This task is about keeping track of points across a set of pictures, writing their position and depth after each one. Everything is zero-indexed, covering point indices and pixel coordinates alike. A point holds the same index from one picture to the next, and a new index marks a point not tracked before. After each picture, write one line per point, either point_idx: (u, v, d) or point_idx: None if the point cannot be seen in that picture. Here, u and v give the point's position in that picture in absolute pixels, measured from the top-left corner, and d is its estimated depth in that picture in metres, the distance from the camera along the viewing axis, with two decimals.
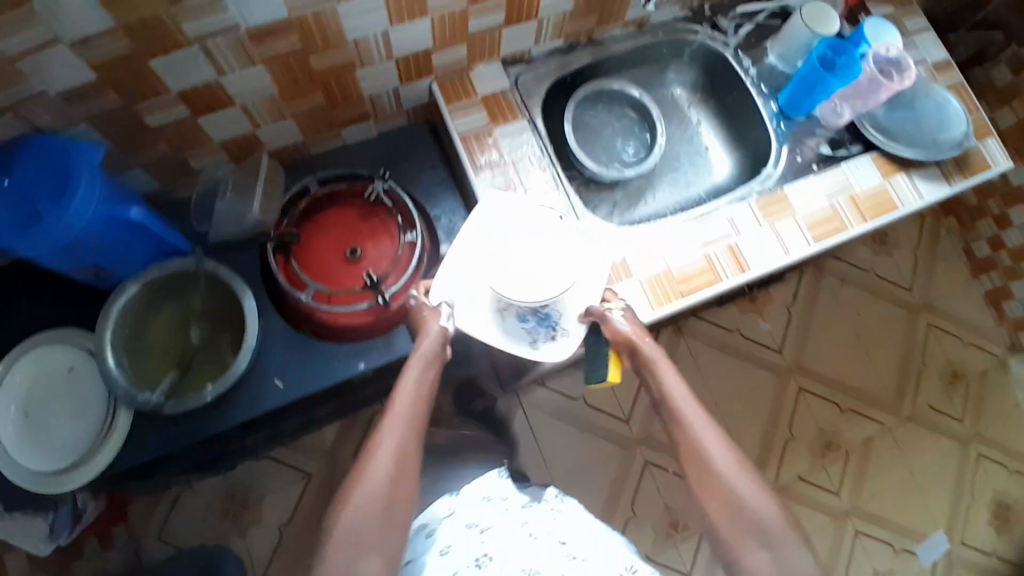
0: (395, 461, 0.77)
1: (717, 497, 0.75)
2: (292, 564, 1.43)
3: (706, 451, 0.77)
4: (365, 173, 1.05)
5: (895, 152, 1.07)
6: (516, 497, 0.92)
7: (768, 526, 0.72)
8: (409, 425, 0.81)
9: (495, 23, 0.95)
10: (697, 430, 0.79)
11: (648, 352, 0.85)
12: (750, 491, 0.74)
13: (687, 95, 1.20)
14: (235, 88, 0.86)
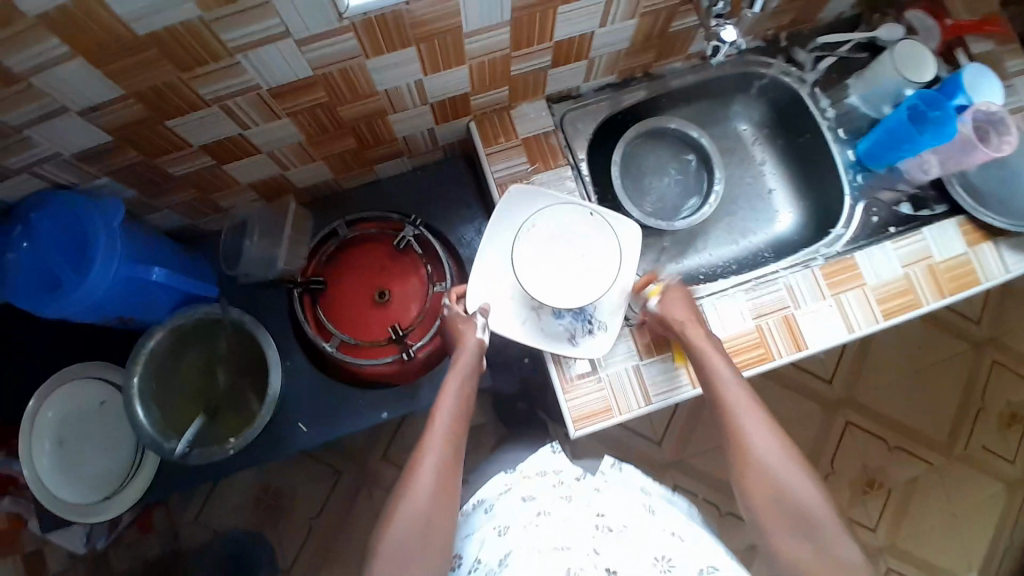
0: (442, 460, 0.79)
1: (768, 492, 0.73)
2: (319, 557, 1.47)
3: (760, 449, 0.75)
4: (396, 217, 1.00)
5: (983, 219, 0.94)
6: (570, 470, 0.92)
7: (823, 529, 0.70)
8: (451, 421, 0.82)
9: (540, 64, 0.87)
10: (748, 424, 0.77)
11: (701, 352, 0.83)
12: (802, 490, 0.72)
13: (753, 132, 1.08)
14: (259, 137, 0.82)
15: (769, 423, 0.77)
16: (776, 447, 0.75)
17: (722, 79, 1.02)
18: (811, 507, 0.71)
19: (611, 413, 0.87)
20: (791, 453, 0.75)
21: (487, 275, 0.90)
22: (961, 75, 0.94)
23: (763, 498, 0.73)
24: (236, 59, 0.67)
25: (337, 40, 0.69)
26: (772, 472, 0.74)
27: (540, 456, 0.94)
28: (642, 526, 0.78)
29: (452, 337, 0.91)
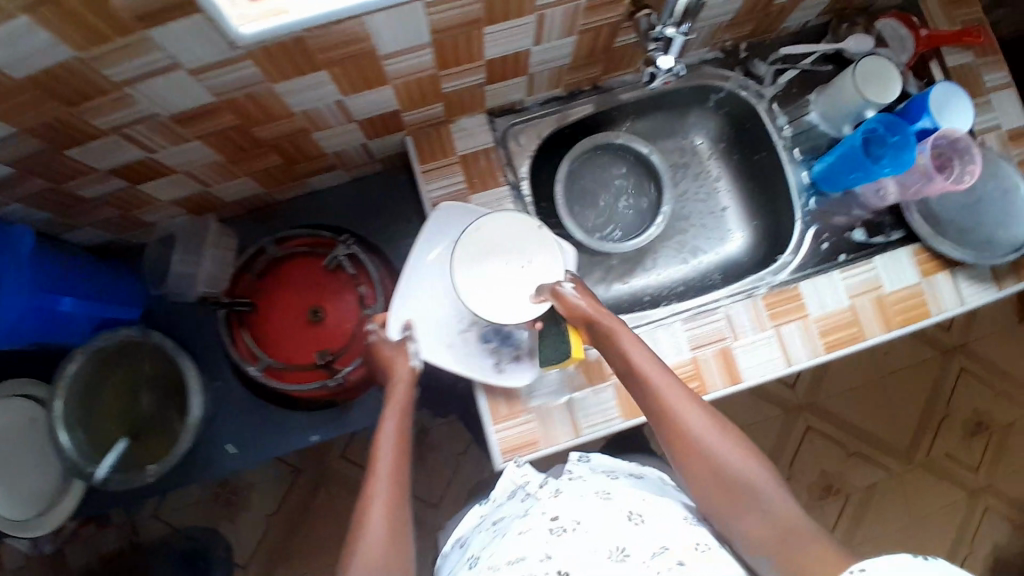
0: (391, 493, 0.71)
1: (706, 470, 0.70)
2: (276, 551, 1.48)
3: (691, 432, 0.71)
4: (328, 235, 0.94)
5: (939, 249, 0.91)
6: (537, 478, 0.80)
7: (763, 495, 0.68)
8: (396, 444, 0.75)
9: (474, 82, 0.82)
10: (677, 408, 0.72)
11: (623, 343, 0.77)
12: (738, 459, 0.70)
13: (710, 147, 1.03)
14: (172, 159, 0.78)
15: (700, 405, 0.73)
16: (708, 425, 0.71)
17: (674, 93, 0.97)
18: (753, 475, 0.69)
19: (537, 445, 0.86)
20: (725, 425, 0.72)
21: (417, 293, 0.87)
22: (928, 96, 0.87)
23: (703, 475, 0.70)
24: (127, 90, 0.64)
25: (236, 67, 0.65)
26: (706, 448, 0.70)
27: (504, 476, 0.83)
28: (600, 519, 0.69)
29: (383, 368, 0.84)
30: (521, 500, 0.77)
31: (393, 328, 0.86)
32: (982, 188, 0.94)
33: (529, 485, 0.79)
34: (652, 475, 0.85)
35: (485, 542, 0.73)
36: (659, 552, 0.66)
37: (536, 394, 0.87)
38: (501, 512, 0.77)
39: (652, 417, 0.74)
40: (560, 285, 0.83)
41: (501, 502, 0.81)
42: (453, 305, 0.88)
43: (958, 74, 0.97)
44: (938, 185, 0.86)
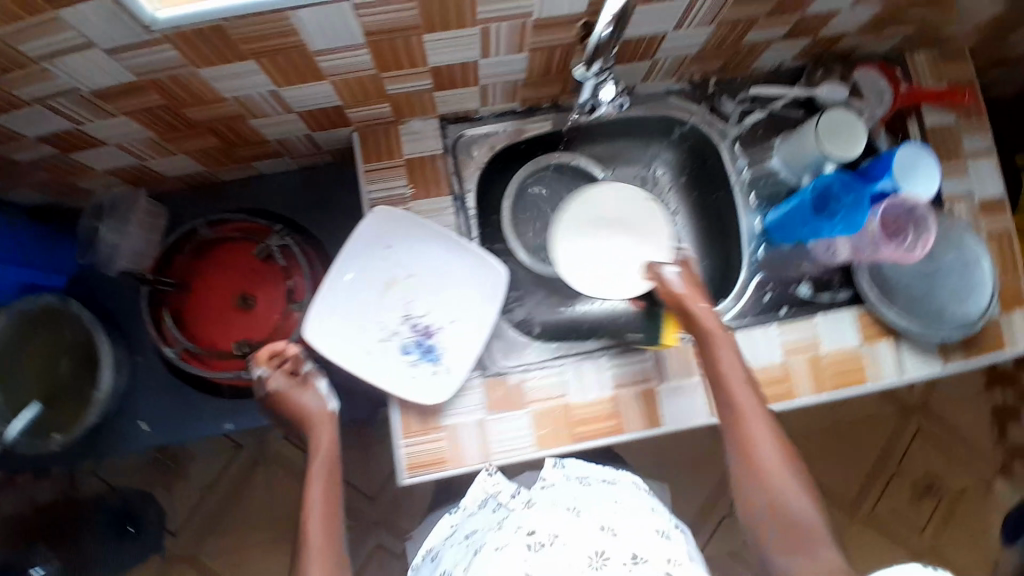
0: (323, 553, 0.73)
1: (762, 490, 0.73)
2: (201, 531, 1.43)
3: (765, 451, 0.74)
4: (263, 223, 0.93)
5: (881, 314, 0.88)
6: (508, 488, 0.82)
7: (805, 526, 0.71)
8: (324, 493, 0.77)
9: (421, 87, 0.79)
10: (754, 429, 0.75)
11: (712, 350, 0.78)
12: (792, 489, 0.73)
13: (670, 180, 1.01)
14: (101, 132, 0.77)
15: (773, 428, 0.75)
16: (776, 450, 0.74)
17: (636, 122, 0.94)
18: (803, 510, 0.72)
19: (444, 465, 0.84)
20: (787, 453, 0.74)
21: (339, 295, 0.85)
22: (892, 156, 0.83)
23: (758, 495, 0.73)
24: (44, 63, 0.63)
25: (155, 50, 0.62)
26: (769, 471, 0.73)
27: (475, 485, 0.83)
28: (574, 529, 0.69)
29: (293, 413, 0.83)
30: (492, 513, 0.78)
31: (286, 373, 0.83)
32: (942, 256, 0.90)
33: (500, 495, 0.81)
34: (625, 478, 0.86)
35: (459, 557, 0.73)
36: (635, 562, 0.66)
37: (450, 413, 0.85)
38: (470, 526, 0.79)
39: (726, 429, 0.77)
40: (660, 268, 0.84)
41: (469, 512, 0.82)
42: (377, 311, 0.86)
43: (936, 136, 0.91)
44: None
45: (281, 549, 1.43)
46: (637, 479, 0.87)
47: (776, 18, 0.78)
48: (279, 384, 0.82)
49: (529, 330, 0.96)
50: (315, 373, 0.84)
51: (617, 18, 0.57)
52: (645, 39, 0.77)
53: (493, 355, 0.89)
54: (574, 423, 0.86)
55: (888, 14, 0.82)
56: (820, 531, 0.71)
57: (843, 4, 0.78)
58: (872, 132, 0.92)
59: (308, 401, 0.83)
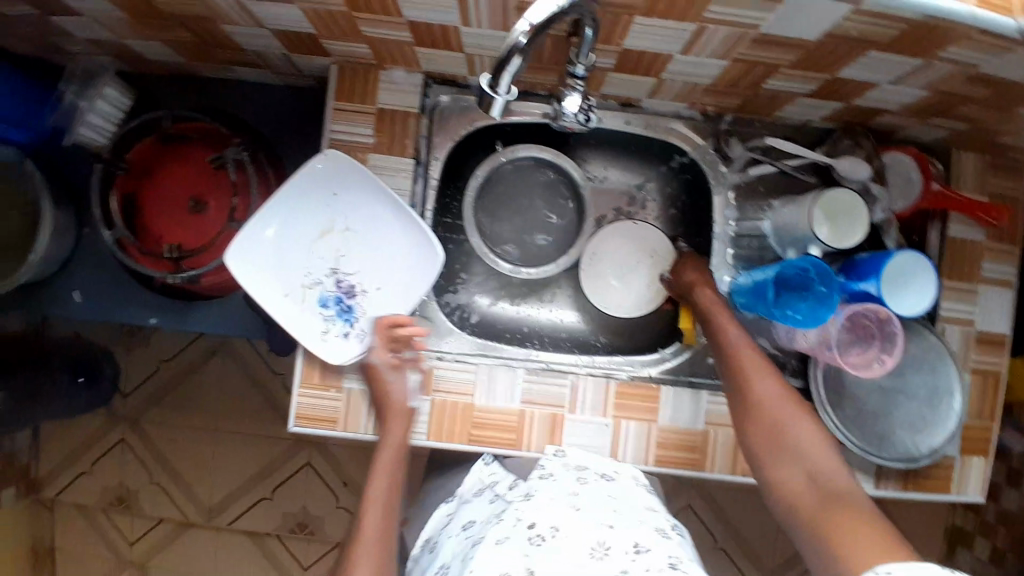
0: (375, 540, 0.73)
1: (772, 442, 0.71)
2: (141, 406, 1.44)
3: (776, 407, 0.72)
4: (225, 134, 0.90)
5: (823, 417, 0.82)
6: (507, 479, 0.78)
7: (829, 480, 0.67)
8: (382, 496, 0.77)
9: (400, 38, 0.72)
10: (775, 411, 0.72)
11: (720, 327, 0.77)
12: (809, 438, 0.70)
13: (657, 206, 0.95)
14: (71, 2, 0.73)
15: (783, 386, 0.73)
16: (786, 406, 0.72)
17: (632, 138, 0.89)
18: (820, 460, 0.68)
19: (334, 425, 0.83)
20: (799, 408, 0.71)
21: (262, 232, 0.81)
22: (888, 259, 0.76)
23: (772, 448, 0.71)
24: None
25: None
26: (783, 423, 0.71)
27: (472, 474, 0.81)
28: (578, 522, 0.65)
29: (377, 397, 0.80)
30: (490, 504, 0.73)
31: (389, 354, 0.81)
32: (913, 376, 0.82)
33: (498, 485, 0.77)
34: (626, 472, 0.78)
35: (457, 554, 0.68)
36: (639, 554, 0.62)
37: (354, 376, 0.83)
38: (467, 518, 0.73)
39: (733, 391, 0.75)
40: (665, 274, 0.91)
41: (465, 500, 0.77)
42: (305, 256, 0.83)
43: (952, 247, 0.83)
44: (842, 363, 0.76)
45: (214, 442, 1.44)
46: (638, 474, 0.78)
47: (801, 71, 0.68)
48: (375, 362, 0.80)
49: (466, 317, 0.93)
50: (412, 361, 0.82)
51: (534, 27, 0.49)
52: (646, 55, 0.69)
53: None
54: (471, 423, 0.83)
55: (933, 103, 0.71)
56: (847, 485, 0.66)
57: (881, 78, 0.67)
58: (881, 225, 0.83)
59: (393, 387, 0.79)
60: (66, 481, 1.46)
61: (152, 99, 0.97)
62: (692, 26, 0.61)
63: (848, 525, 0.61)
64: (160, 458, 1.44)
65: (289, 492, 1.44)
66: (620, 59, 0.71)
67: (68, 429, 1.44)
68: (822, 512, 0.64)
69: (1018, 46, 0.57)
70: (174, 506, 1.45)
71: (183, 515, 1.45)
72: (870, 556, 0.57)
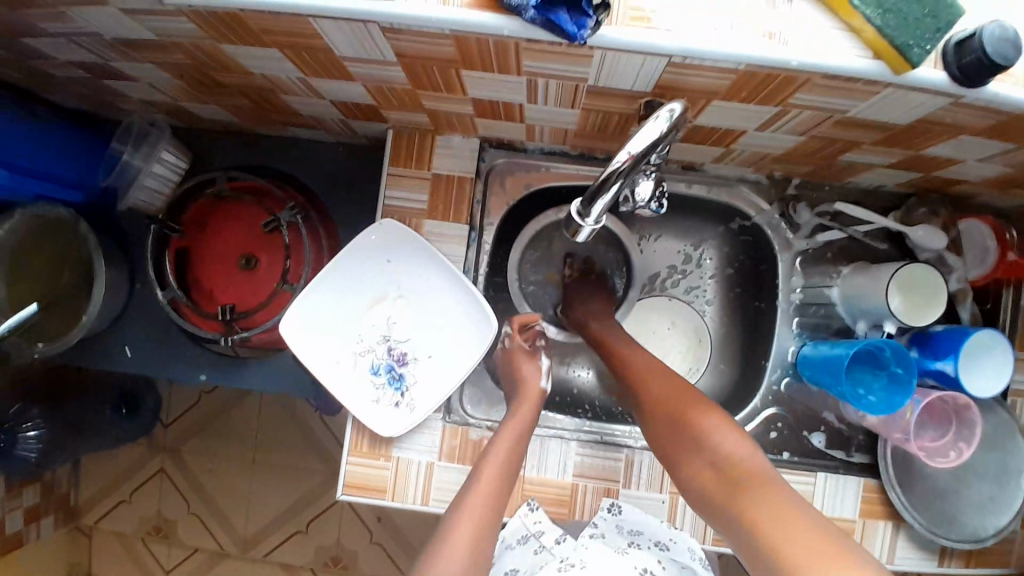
0: (489, 485, 0.66)
1: (687, 449, 0.63)
2: (183, 437, 1.44)
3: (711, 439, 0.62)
4: (279, 195, 0.89)
5: (889, 494, 0.78)
6: (554, 530, 0.77)
7: (724, 449, 0.60)
8: (496, 462, 0.68)
9: (462, 110, 0.70)
10: (659, 390, 0.69)
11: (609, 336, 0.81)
12: (740, 450, 0.60)
13: (717, 266, 0.92)
14: (128, 71, 0.73)
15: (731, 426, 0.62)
16: (686, 394, 0.67)
17: (692, 202, 0.86)
18: (726, 442, 0.61)
19: (382, 495, 0.78)
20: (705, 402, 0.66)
21: (306, 312, 0.79)
22: (967, 338, 0.72)
23: (668, 430, 0.66)
24: (71, 13, 0.60)
25: (170, 19, 0.57)
26: (676, 416, 0.66)
27: (516, 518, 0.78)
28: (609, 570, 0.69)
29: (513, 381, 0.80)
30: (535, 556, 0.76)
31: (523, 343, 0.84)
32: (984, 454, 0.78)
33: (543, 537, 0.77)
34: (682, 544, 0.77)
35: None
36: None
37: (402, 444, 0.79)
38: (509, 563, 0.77)
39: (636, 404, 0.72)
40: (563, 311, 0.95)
41: (508, 545, 0.78)
42: (357, 323, 0.81)
43: None
44: (916, 449, 0.73)
45: (252, 477, 1.43)
46: (693, 546, 0.77)
47: (881, 147, 0.65)
48: (512, 347, 0.84)
49: None
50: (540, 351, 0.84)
51: (636, 157, 0.52)
52: (718, 129, 0.66)
53: (462, 400, 0.84)
54: (521, 496, 0.80)
55: (1023, 177, 0.67)
56: (749, 454, 0.59)
57: (968, 156, 0.64)
58: (957, 295, 0.79)
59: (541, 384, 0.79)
60: (104, 509, 1.46)
61: (202, 154, 0.96)
62: (776, 108, 0.58)
63: (761, 504, 0.54)
64: (200, 490, 1.43)
65: (322, 527, 1.43)
66: (688, 132, 0.68)
67: (109, 459, 1.45)
68: (734, 496, 0.56)
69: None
70: (210, 536, 1.44)
71: (220, 545, 1.43)
72: (781, 525, 0.51)
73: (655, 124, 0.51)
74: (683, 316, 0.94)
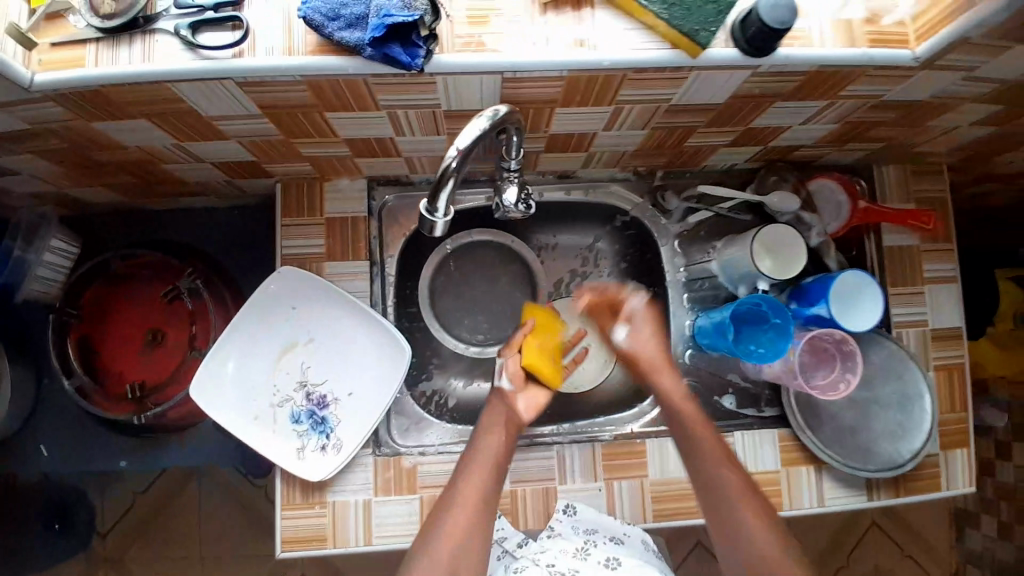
0: (469, 511, 0.70)
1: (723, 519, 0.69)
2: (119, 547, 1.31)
3: (733, 485, 0.70)
4: (177, 263, 0.90)
5: (803, 440, 0.84)
6: (514, 535, 0.80)
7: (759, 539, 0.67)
8: (478, 488, 0.71)
9: (340, 152, 0.75)
10: (710, 452, 0.73)
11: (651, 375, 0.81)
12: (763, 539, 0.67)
13: (611, 260, 0.98)
14: (5, 164, 0.74)
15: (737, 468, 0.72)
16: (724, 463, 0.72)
17: (576, 205, 0.93)
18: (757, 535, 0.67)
19: (324, 543, 0.78)
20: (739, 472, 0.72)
21: (221, 367, 0.80)
22: (832, 282, 0.79)
23: (710, 493, 0.71)
24: None
25: (36, 106, 0.60)
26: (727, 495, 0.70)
27: None
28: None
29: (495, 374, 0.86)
30: (498, 561, 0.79)
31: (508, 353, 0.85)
32: (881, 386, 0.85)
33: (505, 542, 0.80)
34: (635, 535, 0.80)
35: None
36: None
37: (339, 488, 0.79)
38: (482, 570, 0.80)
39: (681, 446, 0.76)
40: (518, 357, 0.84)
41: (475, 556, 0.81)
42: (271, 375, 0.82)
43: (888, 257, 0.88)
44: (808, 389, 0.80)
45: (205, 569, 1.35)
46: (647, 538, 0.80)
47: (718, 128, 0.73)
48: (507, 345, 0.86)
49: (443, 403, 0.92)
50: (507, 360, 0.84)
51: (464, 150, 0.54)
52: (573, 135, 0.73)
53: (391, 432, 0.84)
54: None
55: (843, 133, 0.77)
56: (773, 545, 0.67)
57: (791, 122, 0.73)
58: (821, 248, 0.87)
59: (517, 405, 0.82)
60: None
61: (95, 240, 0.96)
62: (610, 108, 0.66)
63: None
64: None
65: None
66: (550, 142, 0.75)
67: None
68: None
69: (910, 77, 0.62)
70: None
71: None
72: None
73: (476, 120, 0.55)
74: (592, 314, 0.98)
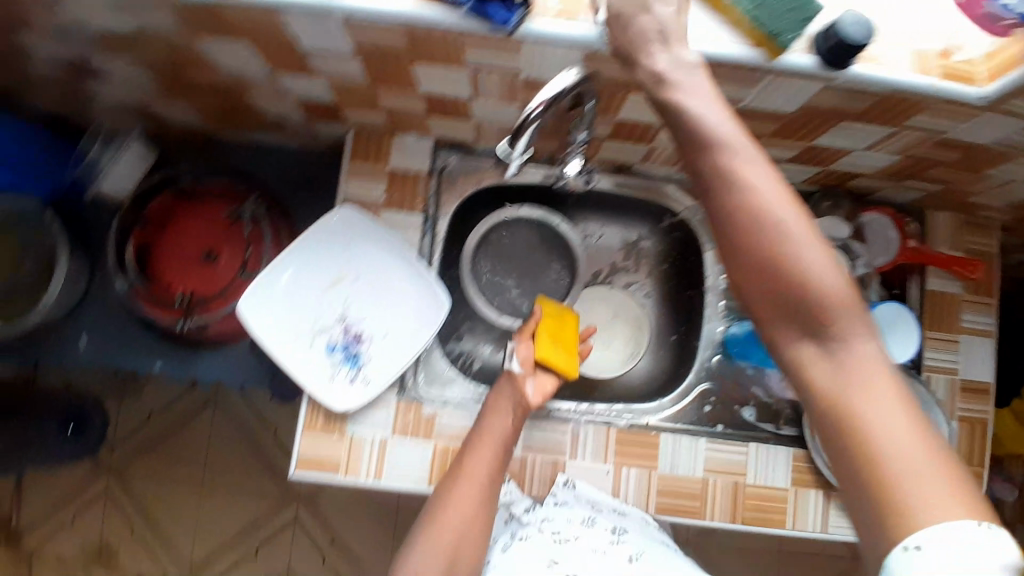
0: (476, 485, 0.72)
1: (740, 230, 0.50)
2: None
3: (795, 245, 0.49)
4: (242, 189, 0.98)
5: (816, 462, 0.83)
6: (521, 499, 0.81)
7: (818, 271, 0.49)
8: (483, 466, 0.73)
9: (415, 107, 0.79)
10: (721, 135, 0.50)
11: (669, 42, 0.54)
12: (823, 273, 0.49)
13: (653, 258, 1.01)
14: (106, 67, 0.79)
15: (777, 174, 0.51)
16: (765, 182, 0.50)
17: (629, 198, 0.95)
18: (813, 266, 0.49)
19: (335, 471, 0.80)
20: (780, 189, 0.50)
21: (275, 285, 0.85)
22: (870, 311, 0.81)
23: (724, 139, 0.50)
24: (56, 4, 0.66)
25: (149, 11, 0.64)
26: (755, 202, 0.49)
27: None
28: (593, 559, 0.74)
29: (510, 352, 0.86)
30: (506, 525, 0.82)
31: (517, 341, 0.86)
32: None
33: (513, 507, 0.81)
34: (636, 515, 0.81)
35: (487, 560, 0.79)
36: None
37: (358, 422, 0.82)
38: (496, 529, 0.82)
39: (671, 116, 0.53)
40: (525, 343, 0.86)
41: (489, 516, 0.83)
42: (316, 303, 0.86)
43: (932, 301, 0.88)
44: None
45: None
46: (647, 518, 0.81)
47: (780, 140, 0.75)
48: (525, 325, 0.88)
49: (469, 364, 0.95)
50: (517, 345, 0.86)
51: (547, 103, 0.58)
52: (639, 123, 0.76)
53: (416, 379, 0.87)
54: None
55: (905, 166, 0.78)
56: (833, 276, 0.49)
57: (854, 145, 0.74)
58: (864, 278, 0.89)
59: (527, 389, 0.82)
60: None
61: (169, 159, 1.02)
62: None
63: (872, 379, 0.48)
64: None
65: None
66: (615, 127, 0.78)
67: None
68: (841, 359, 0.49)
69: (980, 115, 0.63)
70: None
71: None
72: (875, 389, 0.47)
73: (565, 74, 0.58)
74: (623, 307, 1.01)
